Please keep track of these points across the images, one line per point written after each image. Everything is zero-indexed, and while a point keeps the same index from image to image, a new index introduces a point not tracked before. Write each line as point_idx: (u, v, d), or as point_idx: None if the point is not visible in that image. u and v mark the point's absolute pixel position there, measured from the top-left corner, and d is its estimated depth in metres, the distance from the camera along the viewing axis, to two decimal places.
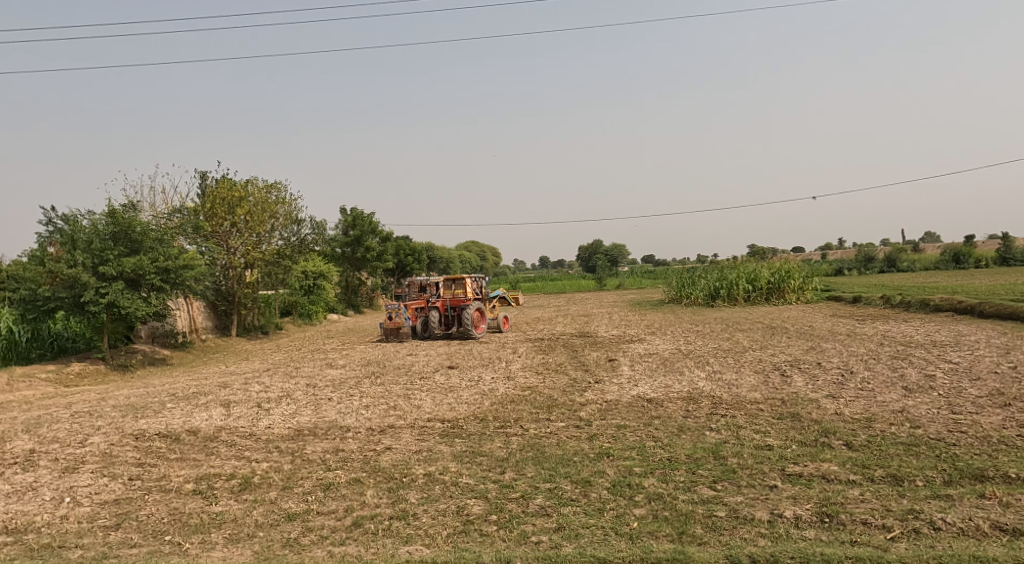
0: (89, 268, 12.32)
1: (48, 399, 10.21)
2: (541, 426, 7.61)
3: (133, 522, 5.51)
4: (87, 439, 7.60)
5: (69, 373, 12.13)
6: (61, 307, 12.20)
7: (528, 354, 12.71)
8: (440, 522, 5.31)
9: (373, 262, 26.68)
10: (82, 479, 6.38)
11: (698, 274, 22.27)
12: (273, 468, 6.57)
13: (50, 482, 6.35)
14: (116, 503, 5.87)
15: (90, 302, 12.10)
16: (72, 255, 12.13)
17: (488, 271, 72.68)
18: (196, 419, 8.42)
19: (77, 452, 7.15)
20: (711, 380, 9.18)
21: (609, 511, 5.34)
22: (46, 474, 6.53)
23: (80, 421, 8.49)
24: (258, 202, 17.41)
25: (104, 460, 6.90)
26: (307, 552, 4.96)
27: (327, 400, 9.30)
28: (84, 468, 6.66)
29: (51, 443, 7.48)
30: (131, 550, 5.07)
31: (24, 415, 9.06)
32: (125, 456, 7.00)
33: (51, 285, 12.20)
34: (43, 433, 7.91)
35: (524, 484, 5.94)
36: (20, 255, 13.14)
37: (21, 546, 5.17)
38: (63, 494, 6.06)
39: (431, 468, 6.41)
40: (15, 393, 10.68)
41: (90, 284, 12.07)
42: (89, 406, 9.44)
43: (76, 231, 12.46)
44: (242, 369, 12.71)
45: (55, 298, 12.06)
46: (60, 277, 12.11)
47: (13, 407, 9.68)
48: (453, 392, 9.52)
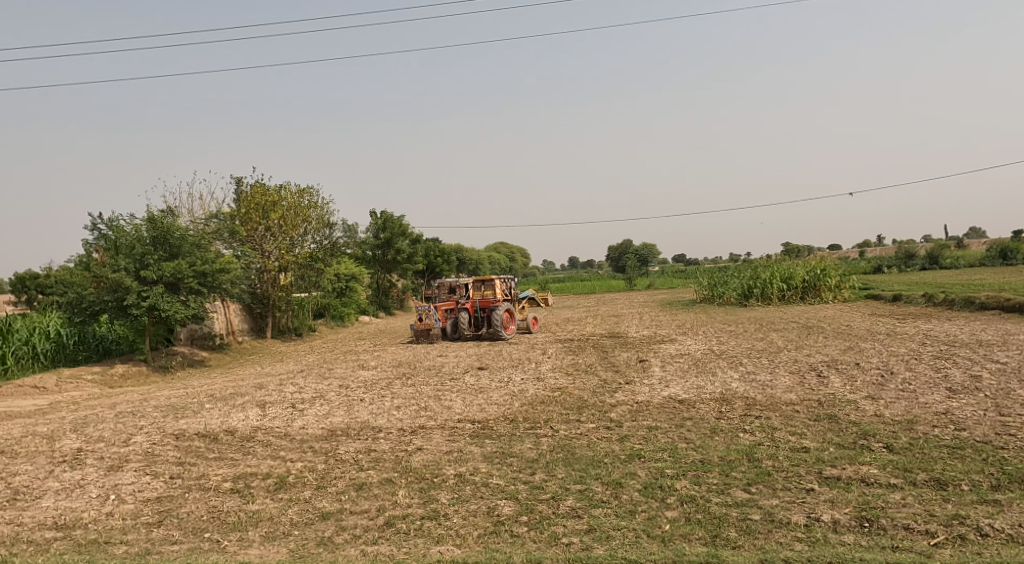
0: (132, 272, 12.63)
1: (94, 400, 10.44)
2: (572, 427, 7.56)
3: (174, 520, 5.60)
4: (131, 438, 7.76)
5: (114, 374, 12.44)
6: (106, 310, 12.51)
7: (558, 355, 12.66)
8: (471, 522, 5.30)
9: (403, 264, 26.88)
10: (125, 477, 6.52)
11: (730, 274, 22.15)
12: (308, 468, 6.62)
13: (97, 480, 6.48)
14: (158, 501, 5.97)
15: (132, 305, 12.38)
16: (116, 260, 12.48)
17: (517, 272, 72.51)
18: (234, 419, 8.54)
19: (121, 450, 7.31)
20: (745, 381, 9.03)
21: (642, 513, 5.29)
22: (92, 472, 6.68)
23: (125, 421, 8.68)
24: (291, 206, 17.69)
25: (147, 459, 7.04)
26: (341, 551, 4.98)
27: (359, 400, 9.38)
28: (129, 467, 6.80)
29: (96, 443, 7.64)
30: (172, 547, 5.14)
31: (72, 414, 9.32)
32: (167, 455, 7.14)
33: (96, 291, 12.51)
34: (88, 433, 8.08)
35: (555, 485, 5.90)
36: (68, 261, 13.50)
37: (69, 541, 5.29)
38: (109, 491, 6.19)
39: (462, 468, 6.41)
40: (64, 393, 11.00)
41: (133, 287, 12.36)
42: (133, 406, 9.63)
43: (120, 236, 12.82)
44: (277, 370, 12.91)
45: (100, 302, 12.39)
46: (105, 282, 12.45)
47: (61, 407, 9.92)
48: (483, 393, 9.53)
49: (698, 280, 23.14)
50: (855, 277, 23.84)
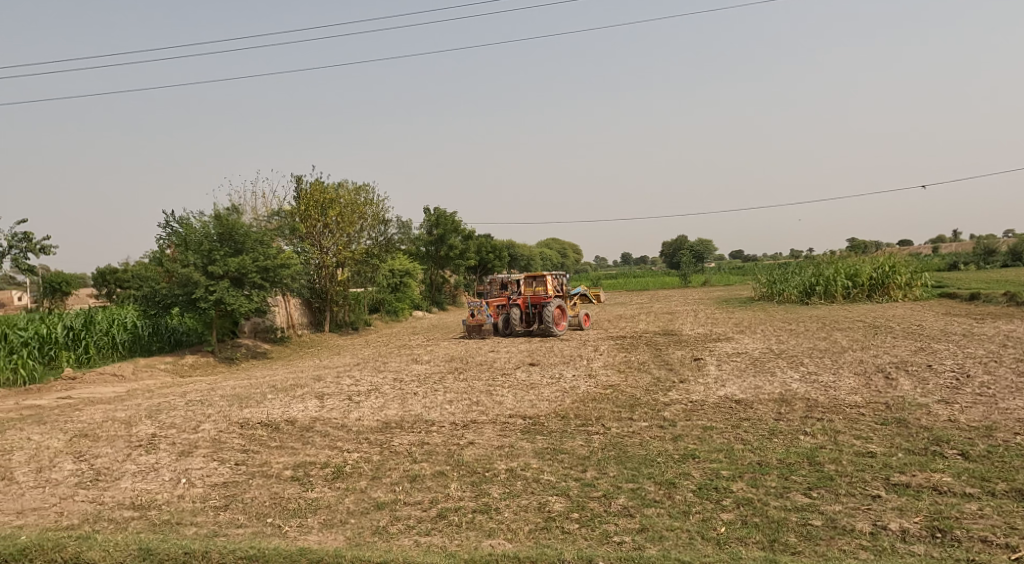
0: (200, 268, 13.06)
1: (167, 388, 10.84)
2: (624, 425, 7.44)
3: (239, 504, 5.73)
4: (200, 425, 8.01)
5: (185, 364, 12.92)
6: (177, 304, 13.02)
7: (611, 352, 12.52)
8: (522, 517, 5.26)
9: (456, 260, 27.06)
10: (195, 462, 6.71)
11: (791, 271, 21.54)
12: (364, 459, 6.69)
13: (169, 464, 6.70)
14: (225, 486, 6.12)
15: (200, 299, 12.79)
16: (186, 256, 12.95)
17: (569, 267, 72.23)
18: (294, 409, 8.72)
19: (191, 437, 7.54)
20: (807, 381, 8.73)
21: (697, 514, 5.15)
22: (164, 456, 6.91)
23: (194, 408, 8.97)
24: (348, 204, 17.93)
25: (214, 445, 7.24)
26: (395, 541, 5.00)
27: (413, 394, 9.45)
28: (198, 453, 7.01)
29: (168, 429, 7.90)
30: (237, 530, 5.26)
31: (146, 401, 9.69)
32: (232, 442, 7.33)
33: (169, 285, 13.06)
34: (162, 419, 8.37)
35: (606, 483, 5.81)
36: (142, 257, 14.18)
37: (144, 521, 5.47)
38: (180, 475, 6.39)
39: (513, 463, 6.38)
40: (139, 381, 11.47)
41: (201, 282, 12.77)
42: (202, 395, 9.95)
43: (189, 233, 13.27)
44: (335, 363, 13.15)
45: (172, 296, 12.94)
46: (176, 277, 12.95)
47: (137, 394, 10.34)
48: (534, 389, 9.47)
49: (758, 277, 22.60)
50: (928, 275, 22.71)
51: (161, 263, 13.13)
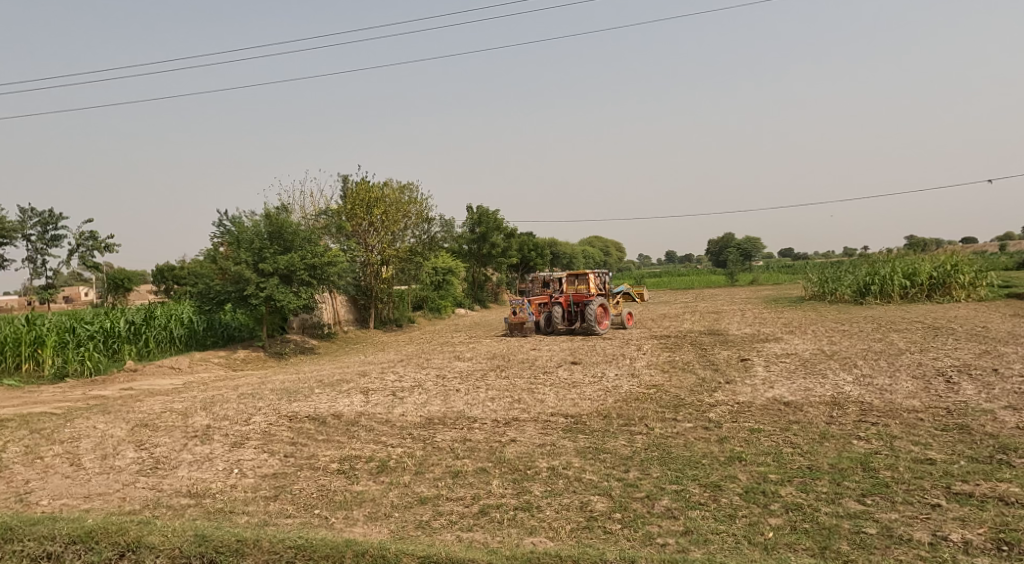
0: (252, 265, 13.33)
1: (220, 381, 11.10)
2: (668, 426, 7.30)
3: (288, 495, 5.80)
4: (251, 418, 8.16)
5: (237, 358, 13.21)
6: (229, 300, 13.30)
7: (654, 351, 12.33)
8: (564, 516, 5.19)
9: (498, 258, 27.08)
10: (247, 453, 6.83)
11: (845, 270, 20.92)
12: (407, 454, 6.71)
13: (222, 454, 6.84)
14: (275, 477, 6.21)
15: (252, 295, 13.06)
16: (238, 253, 13.22)
17: (612, 266, 71.72)
18: (340, 404, 8.82)
19: (243, 429, 7.69)
20: (860, 384, 8.43)
21: (744, 518, 5.01)
22: (218, 447, 7.05)
23: (245, 401, 9.15)
24: (393, 202, 18.08)
25: (265, 437, 7.36)
26: (437, 535, 4.99)
27: (455, 390, 9.46)
28: (249, 444, 7.14)
29: (222, 420, 8.07)
30: (286, 520, 5.32)
31: (200, 394, 9.94)
32: (282, 435, 7.44)
33: (222, 281, 13.36)
34: (216, 411, 8.57)
35: (650, 484, 5.69)
36: (198, 255, 14.55)
37: (200, 508, 5.58)
38: (232, 465, 6.51)
39: (555, 462, 6.30)
40: (194, 374, 11.79)
41: (252, 279, 13.04)
42: (253, 388, 10.16)
43: (241, 231, 13.55)
44: (379, 359, 13.28)
45: (225, 292, 13.20)
46: (229, 274, 13.23)
47: (193, 387, 10.63)
48: (577, 388, 9.38)
49: (809, 276, 22.04)
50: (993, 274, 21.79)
51: (215, 260, 13.41)
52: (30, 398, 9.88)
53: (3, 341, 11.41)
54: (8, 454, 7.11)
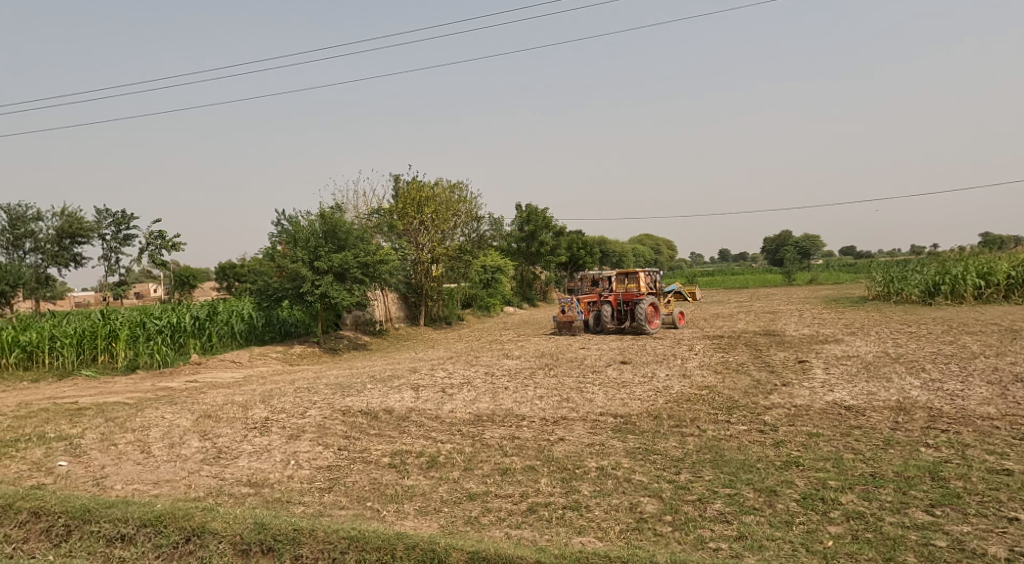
0: (307, 263, 13.57)
1: (278, 375, 11.34)
2: (721, 428, 7.08)
3: (342, 487, 5.84)
4: (307, 411, 8.28)
5: (293, 353, 13.46)
6: (287, 297, 13.56)
7: (707, 352, 12.04)
8: (613, 516, 5.09)
9: (546, 256, 26.95)
10: (303, 446, 6.92)
11: (914, 269, 20.08)
12: (456, 450, 6.68)
13: (280, 446, 6.94)
14: (329, 469, 6.26)
15: (307, 292, 13.29)
16: (294, 252, 13.47)
17: (663, 264, 70.71)
18: (392, 399, 8.87)
19: (299, 422, 7.80)
20: (928, 389, 8.04)
21: (801, 525, 4.82)
22: (276, 439, 7.16)
23: (302, 395, 9.30)
24: (443, 201, 18.14)
25: (320, 430, 7.45)
26: (486, 531, 4.95)
27: (504, 388, 9.42)
28: (305, 437, 7.24)
29: (279, 413, 8.21)
30: (340, 511, 5.35)
31: (258, 387, 10.16)
32: (336, 428, 7.51)
33: (280, 279, 13.60)
34: (273, 404, 8.72)
35: (702, 487, 5.52)
36: (257, 253, 14.88)
37: (259, 497, 5.67)
38: (289, 457, 6.60)
39: (604, 462, 6.18)
40: (253, 368, 12.08)
41: (308, 276, 13.28)
42: (308, 383, 10.34)
43: (297, 231, 13.81)
44: (429, 356, 13.35)
45: (282, 289, 13.47)
46: (286, 272, 13.49)
47: (252, 380, 10.88)
48: (626, 388, 9.22)
49: (874, 276, 21.22)
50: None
51: (273, 258, 13.67)
52: (104, 389, 10.27)
53: (80, 335, 11.92)
54: (84, 441, 7.37)
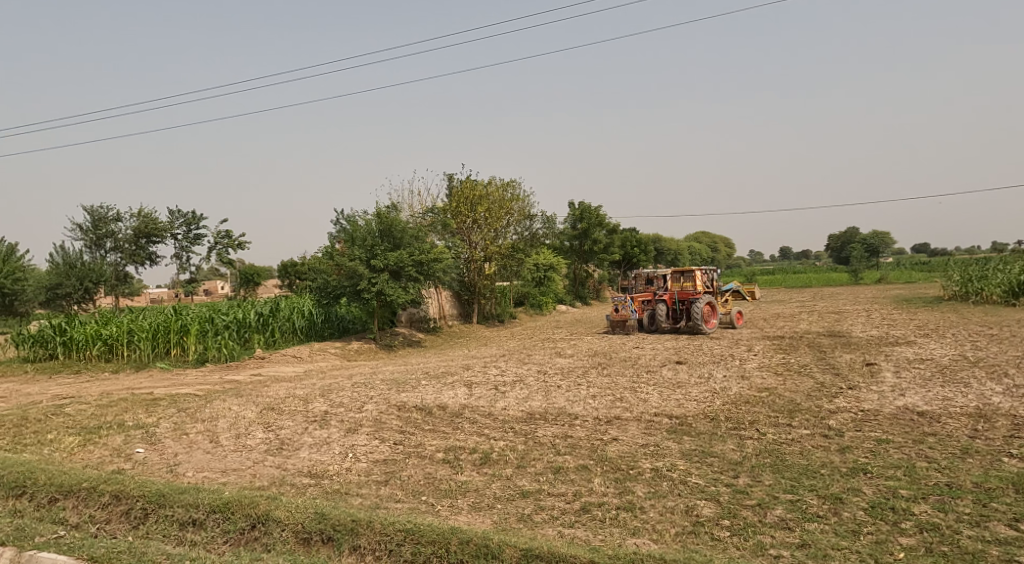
0: (365, 261, 13.74)
1: (336, 370, 11.51)
2: (782, 432, 6.81)
3: (398, 481, 5.83)
4: (364, 406, 8.34)
5: (351, 349, 13.65)
6: (345, 294, 13.77)
7: (767, 353, 11.66)
8: (668, 519, 4.93)
9: (600, 254, 26.67)
10: (360, 439, 6.96)
11: (994, 268, 19.03)
12: (509, 447, 6.60)
13: (339, 439, 7.00)
14: (385, 462, 6.27)
15: (364, 290, 13.46)
16: (352, 251, 13.66)
17: (721, 263, 69.27)
18: (446, 395, 8.87)
19: (357, 416, 7.87)
20: (1009, 396, 7.55)
21: (870, 536, 4.57)
22: (335, 432, 7.23)
23: (359, 390, 9.40)
24: (497, 200, 18.11)
25: (376, 425, 7.49)
26: (539, 529, 4.86)
27: (557, 386, 9.30)
28: (362, 430, 7.28)
29: (338, 407, 8.30)
30: (396, 504, 5.33)
31: (317, 381, 10.32)
32: (391, 423, 7.54)
33: (339, 277, 13.82)
34: (332, 399, 8.83)
35: (762, 491, 5.30)
36: (317, 251, 15.19)
37: (319, 488, 5.71)
38: (347, 450, 6.64)
39: (659, 463, 6.00)
40: (313, 362, 12.30)
41: (365, 274, 13.44)
42: (365, 378, 10.45)
43: (355, 230, 14.01)
44: (482, 353, 13.34)
45: (341, 287, 13.67)
46: (344, 270, 13.68)
47: (312, 374, 11.08)
48: (682, 388, 8.99)
49: (950, 275, 20.21)
50: None
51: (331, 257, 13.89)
52: (176, 380, 10.62)
53: (155, 330, 12.35)
54: (158, 430, 7.60)
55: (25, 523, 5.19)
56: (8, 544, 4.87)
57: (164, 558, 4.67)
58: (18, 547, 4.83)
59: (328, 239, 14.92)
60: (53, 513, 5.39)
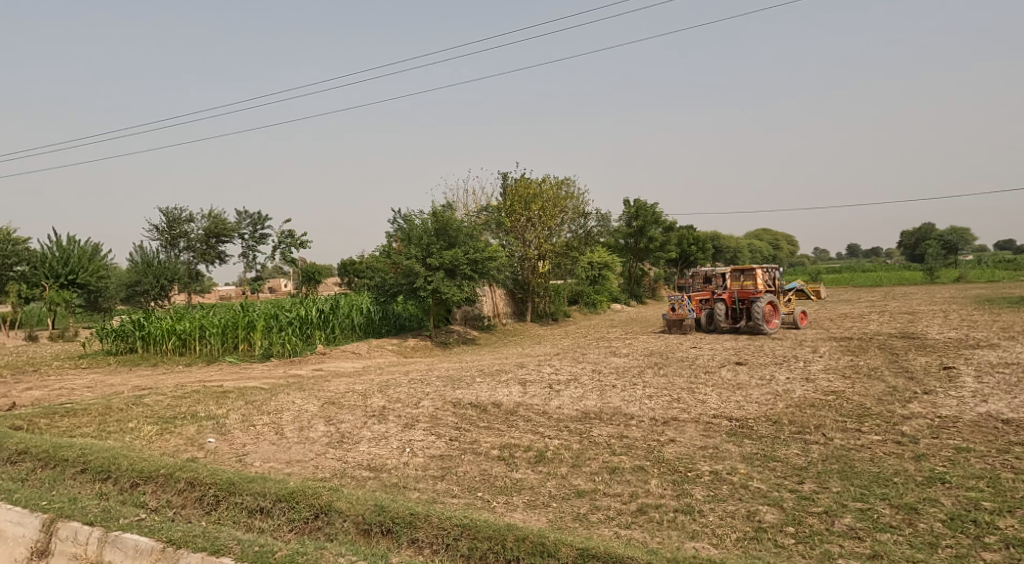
0: (420, 260, 13.83)
1: (392, 366, 11.61)
2: (851, 437, 6.49)
3: (454, 476, 5.80)
4: (421, 402, 8.36)
5: (407, 346, 13.75)
6: (401, 292, 13.90)
7: (833, 354, 11.19)
8: (729, 523, 4.74)
9: (656, 252, 26.21)
10: (417, 434, 6.97)
11: None
12: (564, 446, 6.49)
13: (396, 434, 7.02)
14: (442, 458, 6.24)
15: (420, 288, 13.55)
16: (408, 249, 13.77)
17: (783, 261, 67.28)
18: (500, 393, 8.81)
19: (413, 411, 7.89)
20: None
21: (949, 550, 4.30)
22: (392, 427, 7.26)
23: (415, 386, 9.44)
24: (551, 198, 17.98)
25: (432, 421, 7.48)
26: (595, 529, 4.74)
27: (612, 386, 9.12)
28: (419, 426, 7.29)
29: (395, 403, 8.35)
30: (452, 499, 5.29)
31: (375, 377, 10.42)
32: (447, 419, 7.52)
33: (395, 275, 13.94)
34: (390, 394, 8.89)
35: (829, 498, 5.05)
36: (375, 250, 15.41)
37: (377, 481, 5.73)
38: (404, 445, 6.65)
39: (718, 467, 5.78)
40: (370, 358, 12.44)
41: (420, 272, 13.53)
42: (421, 375, 10.50)
43: (411, 229, 14.13)
44: (536, 351, 13.24)
45: (397, 285, 13.80)
46: (400, 268, 13.80)
47: (370, 370, 11.20)
48: (743, 390, 8.69)
49: None
50: None
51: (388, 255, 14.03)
52: (243, 373, 10.93)
53: (224, 325, 12.69)
54: (228, 420, 7.79)
55: (111, 505, 5.30)
56: (97, 524, 4.94)
57: (236, 543, 4.66)
58: (105, 527, 4.90)
59: (386, 238, 15.09)
60: (134, 497, 5.56)
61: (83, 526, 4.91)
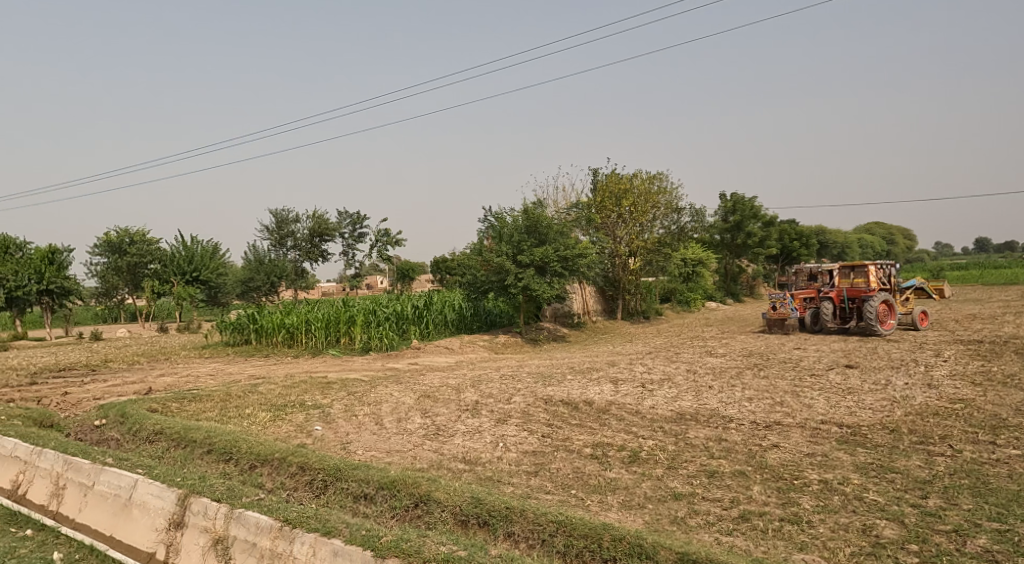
0: (511, 257, 13.89)
1: (484, 362, 11.73)
2: (981, 450, 5.96)
3: (547, 472, 5.76)
4: (512, 398, 8.38)
5: (498, 342, 13.86)
6: (492, 289, 14.03)
7: (958, 359, 10.34)
8: (842, 536, 4.46)
9: (754, 249, 25.20)
10: (510, 430, 6.98)
11: None
12: (659, 446, 6.32)
13: (489, 428, 7.06)
14: (534, 454, 6.22)
15: (511, 285, 13.63)
16: (499, 247, 13.87)
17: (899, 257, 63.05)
18: (592, 391, 8.70)
19: (506, 407, 7.92)
20: None
21: None
22: (486, 421, 7.31)
23: (507, 382, 9.48)
24: (642, 193, 17.60)
25: (524, 417, 7.48)
26: (694, 533, 4.58)
27: (709, 387, 8.82)
28: (511, 421, 7.30)
29: (488, 398, 8.41)
30: (546, 496, 5.25)
31: (468, 372, 10.56)
32: (539, 416, 7.50)
33: (486, 272, 14.05)
34: (482, 389, 8.96)
35: (957, 516, 4.65)
36: (467, 247, 15.61)
37: (473, 474, 5.77)
38: (497, 439, 6.68)
39: (828, 475, 5.46)
40: (463, 354, 12.63)
41: (512, 270, 13.60)
42: (511, 371, 10.54)
43: (502, 226, 14.21)
44: (628, 350, 13.02)
45: (488, 282, 13.93)
46: (491, 266, 13.91)
47: (462, 365, 11.37)
48: (853, 395, 8.18)
49: None
50: None
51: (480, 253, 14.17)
52: (345, 365, 11.37)
53: (328, 319, 13.18)
54: (332, 410, 8.09)
55: (234, 483, 5.62)
56: (224, 501, 5.24)
57: (345, 526, 4.80)
58: (231, 504, 5.17)
59: (478, 235, 15.26)
60: (253, 478, 5.87)
61: (212, 501, 5.21)
